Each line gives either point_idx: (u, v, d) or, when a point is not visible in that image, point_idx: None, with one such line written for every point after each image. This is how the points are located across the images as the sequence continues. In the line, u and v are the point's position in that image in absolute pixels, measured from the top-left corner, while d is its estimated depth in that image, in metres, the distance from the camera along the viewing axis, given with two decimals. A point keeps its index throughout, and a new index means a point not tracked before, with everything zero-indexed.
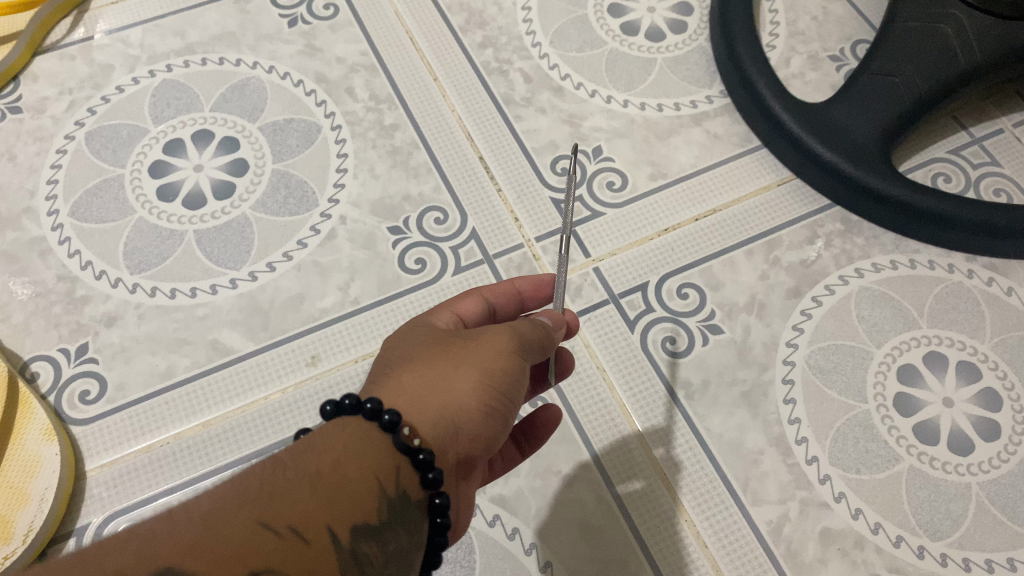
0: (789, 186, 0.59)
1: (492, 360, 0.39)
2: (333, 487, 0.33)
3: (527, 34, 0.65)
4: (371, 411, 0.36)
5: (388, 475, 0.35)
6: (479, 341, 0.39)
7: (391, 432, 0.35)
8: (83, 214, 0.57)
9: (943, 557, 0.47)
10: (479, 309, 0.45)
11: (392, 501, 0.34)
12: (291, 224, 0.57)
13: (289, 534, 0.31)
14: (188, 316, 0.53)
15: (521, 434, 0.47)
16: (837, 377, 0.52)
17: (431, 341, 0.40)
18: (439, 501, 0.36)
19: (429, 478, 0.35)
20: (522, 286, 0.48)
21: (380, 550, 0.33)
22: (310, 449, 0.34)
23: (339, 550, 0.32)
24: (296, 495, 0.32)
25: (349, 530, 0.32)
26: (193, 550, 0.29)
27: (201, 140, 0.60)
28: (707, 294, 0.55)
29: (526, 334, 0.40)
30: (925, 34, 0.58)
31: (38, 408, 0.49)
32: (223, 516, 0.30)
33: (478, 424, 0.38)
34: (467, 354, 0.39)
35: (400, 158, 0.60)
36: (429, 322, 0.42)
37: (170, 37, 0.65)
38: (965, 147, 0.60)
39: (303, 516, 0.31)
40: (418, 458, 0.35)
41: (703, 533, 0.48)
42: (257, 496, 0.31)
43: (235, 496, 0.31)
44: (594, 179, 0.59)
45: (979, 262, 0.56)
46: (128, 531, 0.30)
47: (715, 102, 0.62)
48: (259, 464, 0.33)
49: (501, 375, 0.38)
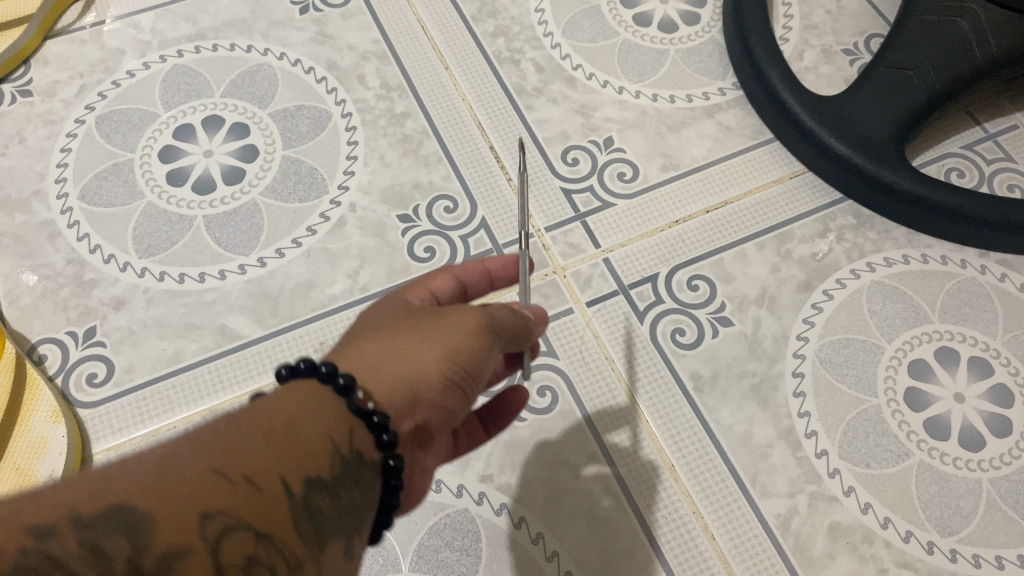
0: (803, 179, 0.58)
1: (458, 336, 0.37)
2: (286, 441, 0.31)
3: (539, 24, 0.65)
4: (325, 373, 0.33)
5: (342, 435, 0.33)
6: (446, 318, 0.38)
7: (344, 395, 0.33)
8: (93, 197, 0.57)
9: (953, 553, 0.47)
10: (451, 288, 0.44)
11: (344, 459, 0.33)
12: (301, 211, 0.56)
13: (242, 482, 0.29)
14: (197, 301, 0.53)
15: (488, 415, 0.46)
16: (848, 371, 0.51)
17: (397, 316, 0.39)
18: (393, 463, 0.34)
19: (384, 440, 0.34)
20: (492, 265, 0.46)
21: (333, 504, 0.32)
22: (264, 405, 0.32)
23: (292, 500, 0.30)
24: (248, 448, 0.30)
25: (304, 483, 0.31)
26: (146, 491, 0.27)
27: (211, 126, 0.60)
28: (718, 287, 0.54)
29: (502, 320, 0.39)
30: (940, 28, 0.57)
31: (45, 390, 0.49)
32: (176, 462, 0.29)
33: (437, 395, 0.37)
34: (434, 329, 0.37)
35: (410, 147, 0.59)
36: (401, 300, 0.41)
37: (181, 23, 0.64)
38: (979, 142, 0.59)
39: (257, 465, 0.30)
40: (372, 421, 0.34)
41: (711, 526, 0.48)
42: (209, 446, 0.30)
43: (187, 446, 0.29)
44: (605, 170, 0.59)
45: (992, 257, 0.55)
46: (77, 475, 0.28)
47: (727, 94, 0.62)
48: (216, 420, 0.31)
49: (464, 350, 0.37)
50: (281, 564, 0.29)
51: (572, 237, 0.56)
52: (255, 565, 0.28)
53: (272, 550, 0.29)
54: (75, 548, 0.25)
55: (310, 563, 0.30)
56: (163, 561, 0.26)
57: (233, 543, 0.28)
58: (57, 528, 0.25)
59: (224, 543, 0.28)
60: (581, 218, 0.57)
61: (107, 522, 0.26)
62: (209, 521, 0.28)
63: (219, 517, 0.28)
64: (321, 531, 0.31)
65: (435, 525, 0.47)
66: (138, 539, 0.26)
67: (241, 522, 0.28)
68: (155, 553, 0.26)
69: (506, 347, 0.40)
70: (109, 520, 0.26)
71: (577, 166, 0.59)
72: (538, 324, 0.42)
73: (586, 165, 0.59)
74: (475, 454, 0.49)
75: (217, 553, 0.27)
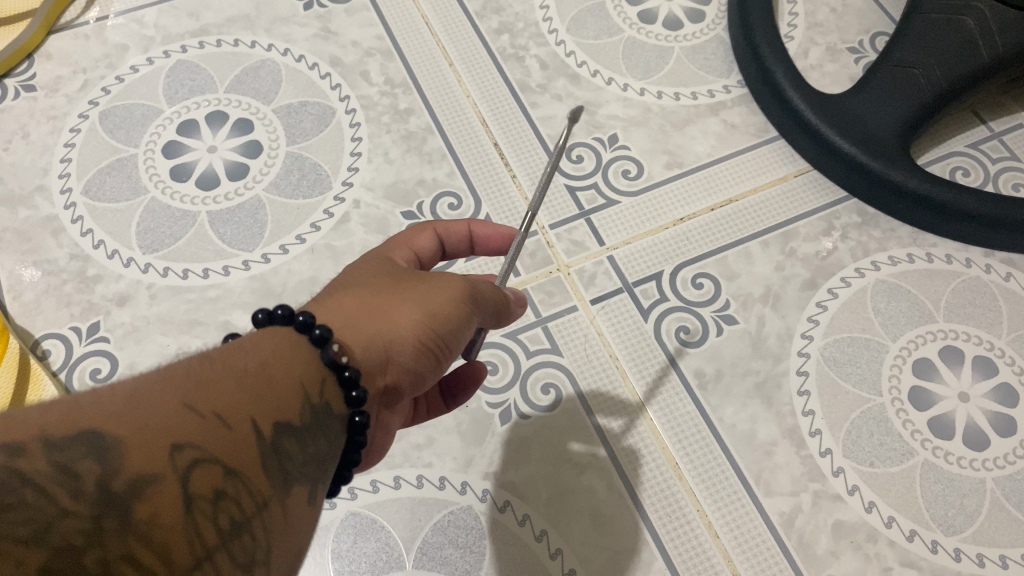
0: (808, 177, 0.58)
1: (438, 302, 0.38)
2: (258, 384, 0.31)
3: (544, 21, 0.65)
4: (302, 323, 0.34)
5: (313, 385, 0.33)
6: (430, 282, 0.39)
7: (320, 347, 0.34)
8: (97, 192, 0.57)
9: (957, 553, 0.47)
10: (432, 246, 0.45)
11: (314, 408, 0.33)
12: (305, 207, 0.56)
13: (212, 418, 0.29)
14: (201, 298, 0.53)
15: (446, 386, 0.47)
16: (852, 370, 0.51)
17: (381, 273, 0.39)
18: (359, 420, 0.35)
19: (352, 396, 0.34)
20: (477, 229, 0.48)
21: (299, 450, 0.31)
22: (237, 351, 0.32)
23: (261, 441, 0.30)
24: (220, 386, 0.30)
25: (273, 425, 0.30)
26: (116, 419, 0.27)
27: (215, 121, 0.59)
28: (722, 285, 0.54)
29: (482, 290, 0.40)
30: (946, 26, 0.57)
31: (49, 385, 0.49)
32: (148, 394, 0.28)
33: (410, 358, 0.37)
34: (415, 292, 0.38)
35: (414, 143, 0.59)
36: (388, 256, 0.42)
37: (185, 18, 0.64)
38: (984, 141, 0.59)
39: (228, 404, 0.29)
40: (343, 375, 0.34)
41: (715, 524, 0.47)
42: (181, 382, 0.29)
43: (160, 381, 0.29)
44: (610, 168, 0.59)
45: (997, 257, 0.55)
46: (49, 400, 0.27)
47: (732, 92, 0.62)
48: (187, 360, 0.31)
49: (443, 316, 0.38)
50: (248, 502, 0.28)
51: (576, 234, 0.56)
52: (224, 500, 0.28)
53: (241, 487, 0.28)
54: (47, 468, 0.25)
55: (276, 505, 0.30)
56: (131, 486, 0.26)
57: (201, 475, 0.27)
58: (30, 445, 0.25)
59: (193, 474, 0.27)
60: (585, 216, 0.57)
61: (79, 444, 0.26)
62: (179, 452, 0.27)
63: (189, 449, 0.27)
64: (288, 474, 0.31)
65: (439, 522, 0.47)
66: (107, 464, 0.26)
67: (211, 456, 0.28)
68: (124, 479, 0.26)
69: (483, 317, 0.41)
70: (79, 442, 0.26)
71: (582, 163, 0.59)
72: (518, 304, 0.44)
73: (590, 162, 0.59)
74: (477, 451, 0.49)
75: (185, 483, 0.27)
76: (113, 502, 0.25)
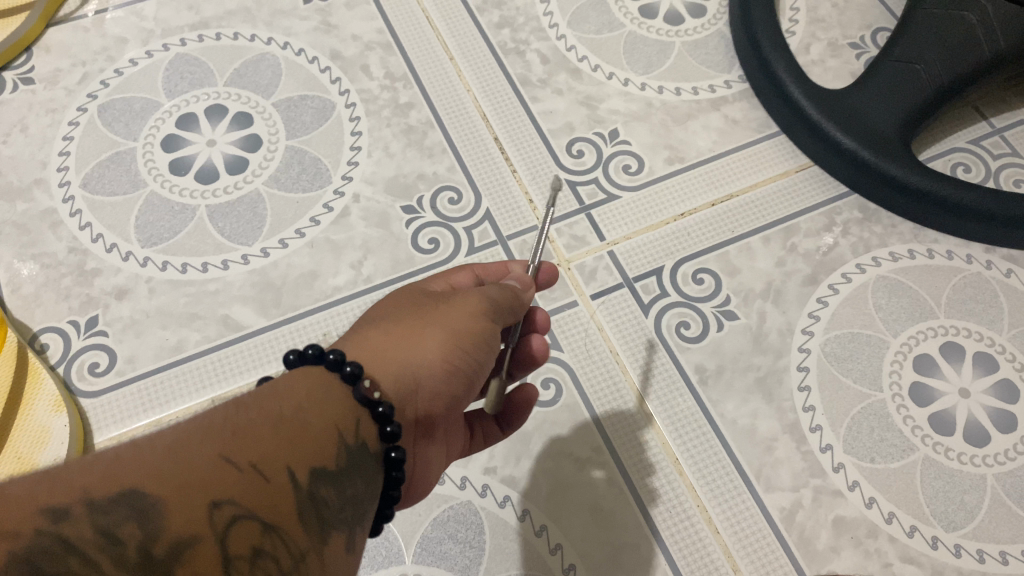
0: (808, 173, 0.58)
1: (462, 323, 0.40)
2: (293, 429, 0.32)
3: (544, 15, 0.65)
4: (334, 361, 0.35)
5: (348, 425, 0.34)
6: (449, 305, 0.41)
7: (351, 384, 0.35)
8: (95, 186, 0.56)
9: (957, 548, 0.47)
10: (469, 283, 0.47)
11: (351, 448, 0.34)
12: (305, 201, 0.56)
13: (250, 470, 0.30)
14: (200, 291, 0.53)
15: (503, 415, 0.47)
16: (853, 366, 0.51)
17: (406, 305, 0.41)
18: (395, 456, 0.36)
19: (387, 432, 0.35)
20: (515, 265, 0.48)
21: (338, 494, 0.32)
22: (274, 393, 0.33)
23: (299, 490, 0.31)
24: (256, 435, 0.31)
25: (309, 472, 0.31)
26: (157, 477, 0.28)
27: (214, 115, 0.59)
28: (723, 280, 0.54)
29: (499, 297, 0.41)
30: (947, 22, 0.57)
31: (48, 379, 0.49)
32: (188, 447, 0.29)
33: (440, 383, 0.39)
34: (436, 317, 0.40)
35: (414, 137, 0.59)
36: (412, 288, 0.44)
37: (185, 11, 0.64)
38: (985, 137, 0.59)
39: (265, 454, 0.31)
40: (376, 411, 0.35)
41: (715, 519, 0.47)
42: (220, 431, 0.31)
43: (198, 430, 0.30)
44: (610, 163, 0.58)
45: (998, 253, 0.55)
46: (90, 455, 0.29)
47: (734, 87, 0.62)
48: (226, 403, 0.32)
49: (467, 335, 0.40)
50: (286, 557, 0.29)
51: (576, 230, 0.56)
52: (261, 558, 0.29)
53: (278, 541, 0.30)
54: (90, 532, 0.26)
55: (314, 556, 0.30)
56: (171, 550, 0.27)
57: (240, 533, 0.28)
58: (74, 508, 0.27)
59: (231, 532, 0.28)
60: (586, 211, 0.57)
61: (119, 507, 0.27)
62: (217, 510, 0.28)
63: (227, 507, 0.28)
64: (325, 520, 0.31)
65: (439, 518, 0.47)
66: (148, 527, 0.27)
67: (249, 513, 0.29)
68: (165, 542, 0.27)
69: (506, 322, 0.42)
70: (119, 504, 0.27)
71: (582, 158, 0.59)
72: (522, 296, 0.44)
73: (591, 157, 0.59)
74: None
75: (223, 542, 0.28)
76: (154, 565, 0.27)
